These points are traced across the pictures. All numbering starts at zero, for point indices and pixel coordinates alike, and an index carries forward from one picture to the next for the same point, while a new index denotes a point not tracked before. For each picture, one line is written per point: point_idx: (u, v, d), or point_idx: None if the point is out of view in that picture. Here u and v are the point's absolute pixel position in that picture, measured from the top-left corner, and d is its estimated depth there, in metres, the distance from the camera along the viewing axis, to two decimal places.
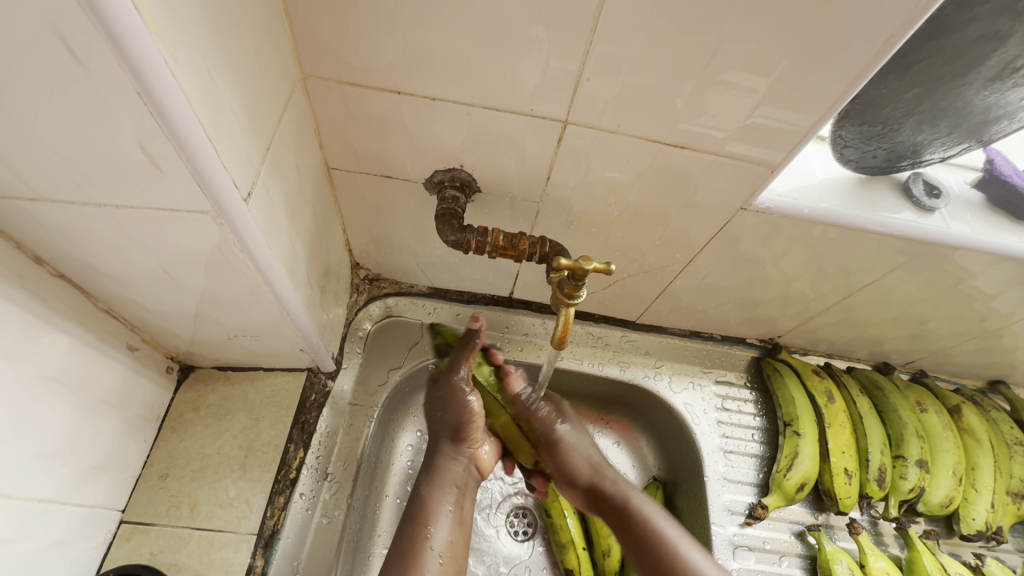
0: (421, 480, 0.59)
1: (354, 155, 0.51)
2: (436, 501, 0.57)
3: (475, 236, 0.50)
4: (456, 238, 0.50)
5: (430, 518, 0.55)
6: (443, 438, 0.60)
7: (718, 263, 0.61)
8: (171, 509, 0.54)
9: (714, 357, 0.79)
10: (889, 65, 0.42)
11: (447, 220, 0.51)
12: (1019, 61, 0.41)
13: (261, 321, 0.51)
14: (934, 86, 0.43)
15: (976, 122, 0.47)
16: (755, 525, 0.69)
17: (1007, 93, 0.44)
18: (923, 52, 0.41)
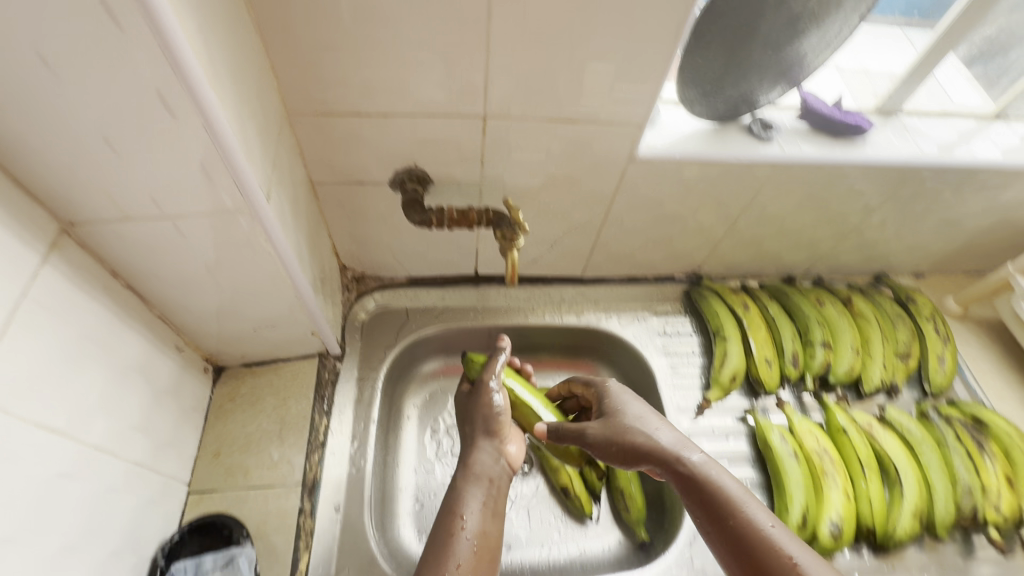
0: (458, 474, 0.69)
1: (332, 169, 0.66)
2: (468, 493, 0.65)
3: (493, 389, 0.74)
4: (492, 398, 0.73)
5: (460, 505, 0.64)
6: (478, 432, 0.72)
7: (629, 211, 0.78)
8: (228, 476, 0.66)
9: (652, 295, 0.96)
10: (696, 43, 0.60)
11: (479, 397, 0.75)
12: (783, 25, 0.59)
13: (280, 308, 0.65)
14: (734, 51, 0.61)
15: (778, 69, 0.65)
16: (704, 416, 0.84)
17: (786, 47, 0.62)
18: (715, 31, 0.59)
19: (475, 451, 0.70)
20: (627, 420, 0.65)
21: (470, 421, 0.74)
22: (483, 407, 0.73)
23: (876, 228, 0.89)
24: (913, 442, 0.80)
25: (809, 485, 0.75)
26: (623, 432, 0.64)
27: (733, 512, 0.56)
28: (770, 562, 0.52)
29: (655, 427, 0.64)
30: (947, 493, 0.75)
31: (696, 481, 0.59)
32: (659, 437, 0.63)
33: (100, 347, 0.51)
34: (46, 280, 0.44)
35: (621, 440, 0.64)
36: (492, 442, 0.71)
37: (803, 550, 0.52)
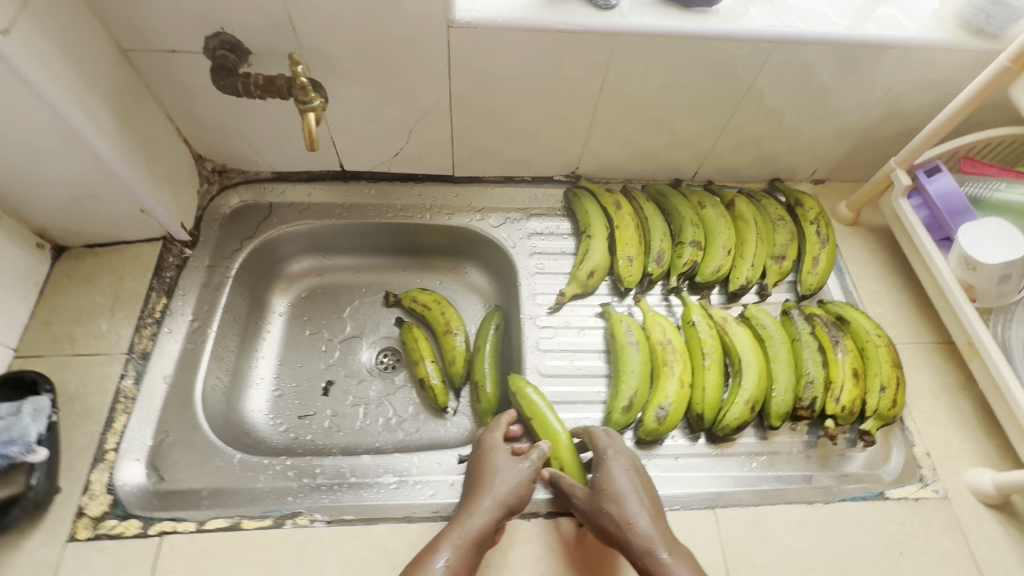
0: (450, 523, 0.57)
1: (135, 32, 0.64)
2: (452, 537, 0.55)
3: (539, 455, 0.63)
4: (519, 465, 0.62)
5: (438, 547, 0.54)
6: (486, 471, 0.62)
7: (475, 93, 0.75)
8: (55, 344, 0.68)
9: (529, 196, 0.93)
10: None
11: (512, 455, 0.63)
12: None
13: (91, 175, 0.65)
14: None
15: None
16: (560, 311, 0.83)
17: None
18: None
19: (476, 509, 0.57)
20: (617, 495, 0.59)
21: (475, 467, 0.64)
22: (509, 474, 0.61)
23: (755, 122, 0.85)
24: (766, 337, 0.79)
25: (646, 375, 0.75)
26: (603, 506, 0.59)
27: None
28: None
29: (642, 511, 0.58)
30: (788, 385, 0.74)
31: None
32: (642, 526, 0.56)
33: None
34: None
35: (599, 516, 0.59)
36: (501, 512, 0.58)
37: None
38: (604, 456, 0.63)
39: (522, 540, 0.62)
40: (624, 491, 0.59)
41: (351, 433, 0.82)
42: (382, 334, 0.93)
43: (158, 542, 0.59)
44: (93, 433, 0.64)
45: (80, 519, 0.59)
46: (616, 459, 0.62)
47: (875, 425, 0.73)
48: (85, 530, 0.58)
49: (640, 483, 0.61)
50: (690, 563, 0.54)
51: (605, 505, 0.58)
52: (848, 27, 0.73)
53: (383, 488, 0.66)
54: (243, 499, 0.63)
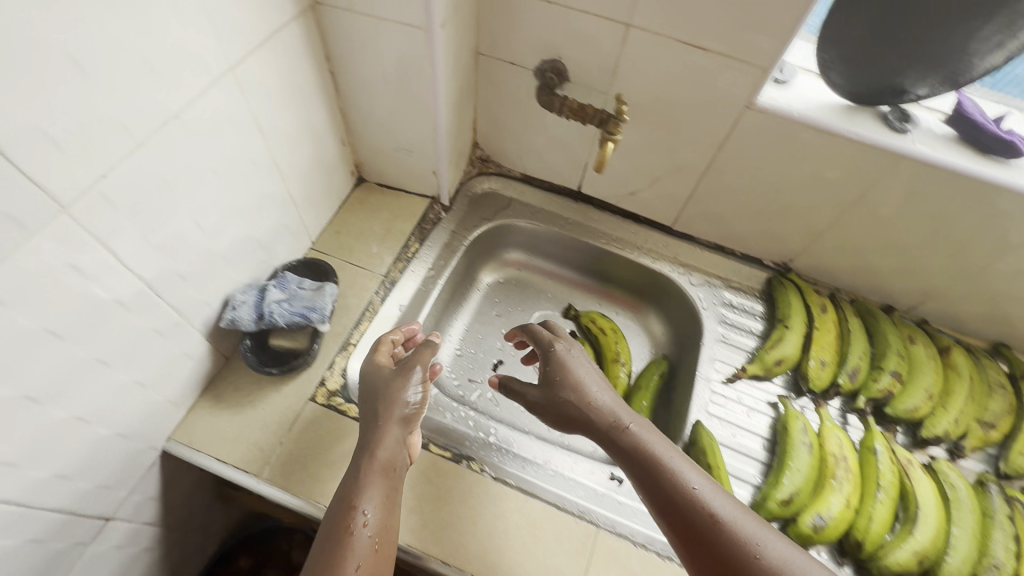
0: (359, 459, 0.60)
1: (494, 43, 0.80)
2: (368, 480, 0.58)
3: (416, 372, 0.67)
4: (411, 389, 0.66)
5: (358, 496, 0.56)
6: (374, 404, 0.65)
7: (735, 167, 0.82)
8: (338, 249, 0.86)
9: (734, 269, 0.97)
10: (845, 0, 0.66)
11: (403, 377, 0.67)
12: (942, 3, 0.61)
13: (418, 137, 0.81)
14: (882, 16, 0.65)
15: (930, 56, 0.66)
16: (735, 384, 0.86)
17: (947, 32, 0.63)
18: None
19: (381, 437, 0.62)
20: (569, 380, 0.70)
21: (373, 398, 0.66)
22: (397, 397, 0.65)
23: (1009, 281, 0.81)
24: (952, 498, 0.74)
25: (811, 480, 0.74)
26: (559, 394, 0.69)
27: (673, 478, 0.59)
28: (708, 525, 0.55)
29: (596, 386, 0.69)
30: (969, 557, 0.69)
31: (638, 456, 0.62)
32: (597, 396, 0.68)
33: (301, 98, 0.70)
34: (290, 29, 0.63)
35: (558, 402, 0.69)
36: (399, 428, 0.63)
37: (742, 517, 0.56)
38: (551, 348, 0.75)
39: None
40: (579, 378, 0.70)
41: (506, 412, 0.91)
42: None
43: None
44: (345, 326, 0.79)
45: (320, 388, 0.73)
46: (561, 347, 0.74)
47: None
48: (322, 397, 0.73)
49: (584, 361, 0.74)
50: (643, 423, 0.65)
51: (562, 391, 0.69)
52: None
53: (540, 469, 0.73)
54: (430, 426, 0.74)
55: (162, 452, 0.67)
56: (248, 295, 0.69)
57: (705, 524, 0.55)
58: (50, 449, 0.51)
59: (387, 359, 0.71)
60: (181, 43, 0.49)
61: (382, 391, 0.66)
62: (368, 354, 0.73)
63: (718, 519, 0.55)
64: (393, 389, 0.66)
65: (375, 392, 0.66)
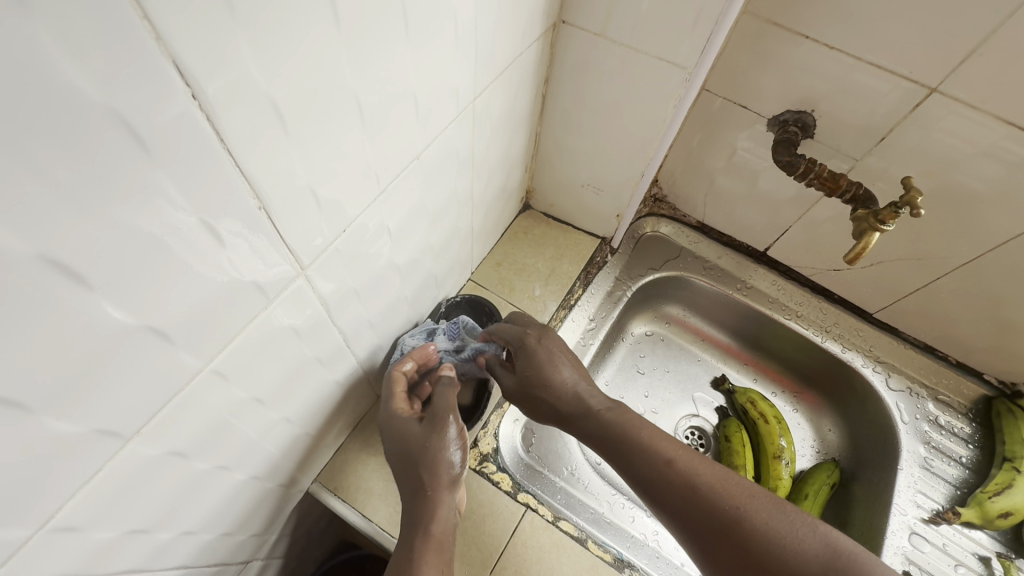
0: (407, 542, 0.46)
1: (729, 81, 0.68)
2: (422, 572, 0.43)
3: (453, 425, 0.51)
4: (451, 445, 0.50)
5: None
6: (415, 470, 0.49)
7: (1002, 270, 0.66)
8: (499, 285, 0.78)
9: (942, 377, 0.81)
10: None
11: (435, 435, 0.50)
12: None
13: (617, 177, 0.71)
14: None
15: None
16: (939, 527, 0.71)
17: None
18: None
19: (424, 509, 0.47)
20: (543, 375, 0.56)
21: (405, 465, 0.50)
22: (439, 454, 0.49)
23: None
24: None
25: None
26: (533, 385, 0.56)
27: (653, 460, 0.49)
28: (719, 508, 0.45)
29: (567, 374, 0.56)
30: None
31: (635, 457, 0.50)
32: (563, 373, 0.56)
33: (513, 125, 0.61)
34: (532, 50, 0.54)
35: (534, 395, 0.57)
36: (452, 495, 0.48)
37: (751, 494, 0.46)
38: (525, 342, 0.58)
39: None
40: (546, 364, 0.56)
41: None
42: (699, 413, 0.89)
43: (522, 513, 0.62)
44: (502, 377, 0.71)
45: (474, 448, 0.66)
46: (539, 338, 0.58)
47: None
48: (475, 460, 0.65)
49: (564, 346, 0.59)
50: (619, 405, 0.54)
51: (540, 385, 0.56)
52: None
53: None
54: (587, 516, 0.64)
55: (306, 493, 0.61)
56: (416, 338, 0.61)
57: (717, 513, 0.45)
58: (228, 509, 0.45)
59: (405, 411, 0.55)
60: (447, 70, 0.40)
61: (410, 453, 0.50)
62: (386, 403, 0.56)
63: (735, 507, 0.44)
64: (426, 445, 0.49)
65: (408, 458, 0.50)
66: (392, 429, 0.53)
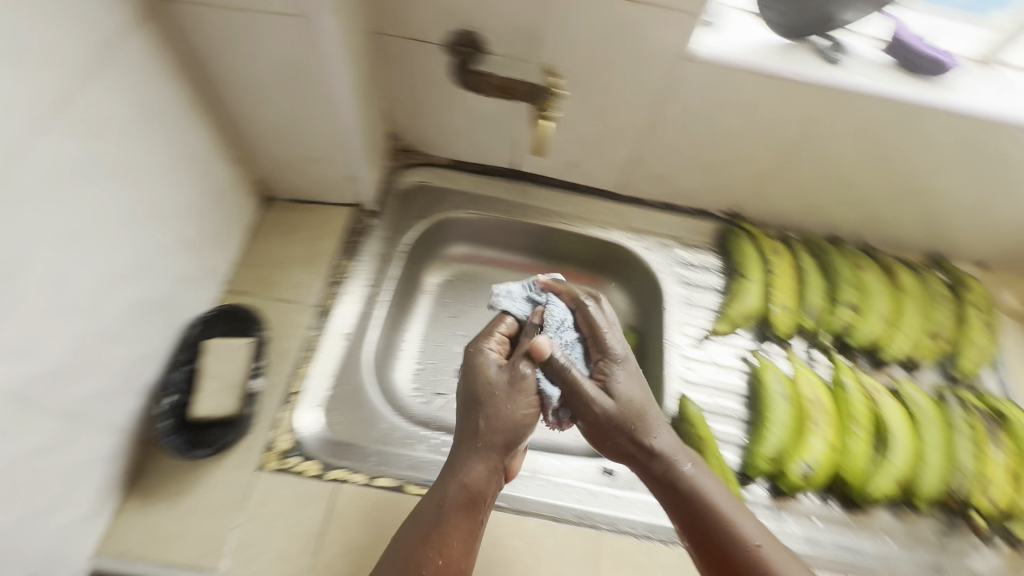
0: (442, 505, 0.54)
1: (394, 19, 0.69)
2: (451, 522, 0.53)
3: (528, 399, 0.59)
4: (500, 385, 0.59)
5: (443, 540, 0.52)
6: (489, 442, 0.56)
7: (676, 122, 0.77)
8: (258, 286, 0.74)
9: (685, 225, 0.94)
10: None
11: (479, 373, 0.60)
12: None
13: (326, 142, 0.71)
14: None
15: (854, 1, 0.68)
16: (706, 346, 0.84)
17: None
18: None
19: (468, 454, 0.56)
20: (618, 421, 0.59)
21: (484, 423, 0.57)
22: (503, 408, 0.57)
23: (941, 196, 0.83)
24: (917, 414, 0.77)
25: (792, 428, 0.75)
26: (613, 422, 0.59)
27: (690, 499, 0.57)
28: (688, 496, 0.57)
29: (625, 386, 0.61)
30: (938, 470, 0.73)
31: (686, 496, 0.57)
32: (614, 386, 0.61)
33: (168, 121, 0.57)
34: (133, 37, 0.50)
35: (597, 420, 0.60)
36: (496, 458, 0.56)
37: (738, 512, 0.56)
38: (577, 387, 0.60)
39: (661, 564, 0.64)
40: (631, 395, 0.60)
41: None
42: None
43: (334, 488, 0.63)
44: (282, 375, 0.69)
45: (270, 451, 0.64)
46: (648, 419, 0.59)
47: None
48: (273, 462, 0.64)
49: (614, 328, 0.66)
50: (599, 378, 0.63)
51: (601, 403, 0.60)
52: None
53: (530, 481, 0.69)
54: (404, 463, 0.68)
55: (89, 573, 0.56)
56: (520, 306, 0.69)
57: (699, 501, 0.56)
58: None
59: (496, 366, 0.60)
60: None
61: (472, 391, 0.58)
62: (468, 372, 0.61)
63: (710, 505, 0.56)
64: (506, 409, 0.57)
65: (499, 429, 0.57)
66: (478, 397, 0.58)
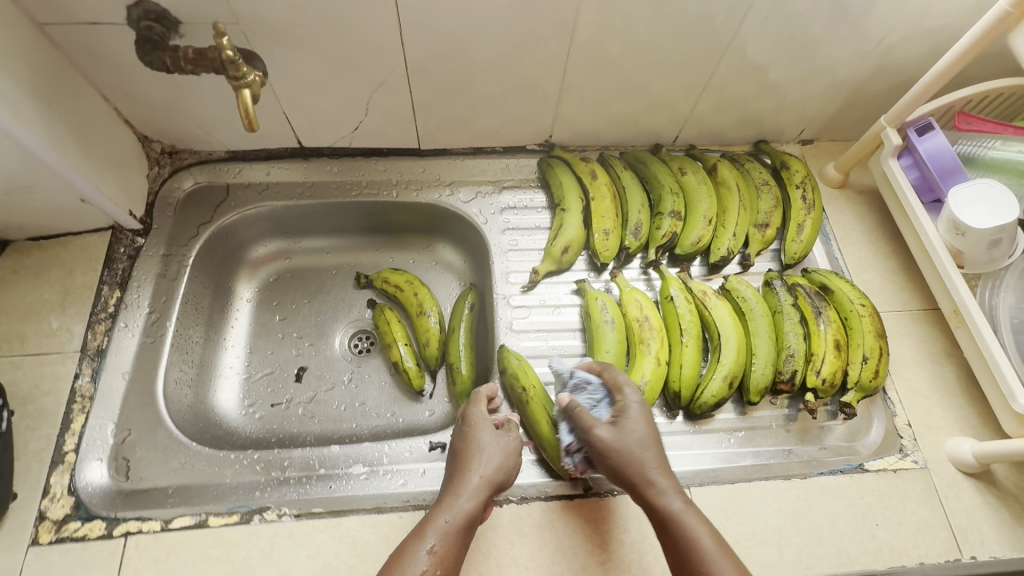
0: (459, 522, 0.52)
1: (49, 4, 0.58)
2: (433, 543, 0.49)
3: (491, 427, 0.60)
4: (503, 435, 0.59)
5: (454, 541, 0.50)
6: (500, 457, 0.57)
7: (432, 58, 0.70)
8: (4, 344, 0.66)
9: (500, 167, 0.88)
10: None
11: (488, 425, 0.60)
12: None
13: (17, 166, 0.60)
14: None
15: None
16: (535, 290, 0.80)
17: None
18: None
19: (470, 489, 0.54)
20: (611, 458, 0.55)
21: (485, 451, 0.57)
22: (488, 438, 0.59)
23: (737, 81, 0.79)
24: (746, 310, 0.76)
25: (622, 354, 0.73)
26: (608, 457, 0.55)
27: (659, 522, 0.51)
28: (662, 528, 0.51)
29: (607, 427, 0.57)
30: (768, 359, 0.72)
31: (662, 523, 0.51)
32: (623, 424, 0.56)
33: None
34: None
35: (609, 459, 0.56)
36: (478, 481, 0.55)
37: (701, 533, 0.49)
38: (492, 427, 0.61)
39: (493, 526, 0.62)
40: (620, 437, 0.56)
41: (326, 420, 0.81)
42: (355, 317, 0.90)
43: (123, 543, 0.57)
44: (48, 435, 0.62)
45: (42, 523, 0.58)
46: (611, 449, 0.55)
47: (855, 397, 0.72)
48: (47, 534, 0.57)
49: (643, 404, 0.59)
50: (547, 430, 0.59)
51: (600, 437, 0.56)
52: None
53: (353, 476, 0.65)
54: (207, 496, 0.62)
55: None
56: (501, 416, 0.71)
57: (664, 523, 0.51)
58: None
59: (479, 410, 0.62)
60: None
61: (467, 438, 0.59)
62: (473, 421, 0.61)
63: (675, 517, 0.50)
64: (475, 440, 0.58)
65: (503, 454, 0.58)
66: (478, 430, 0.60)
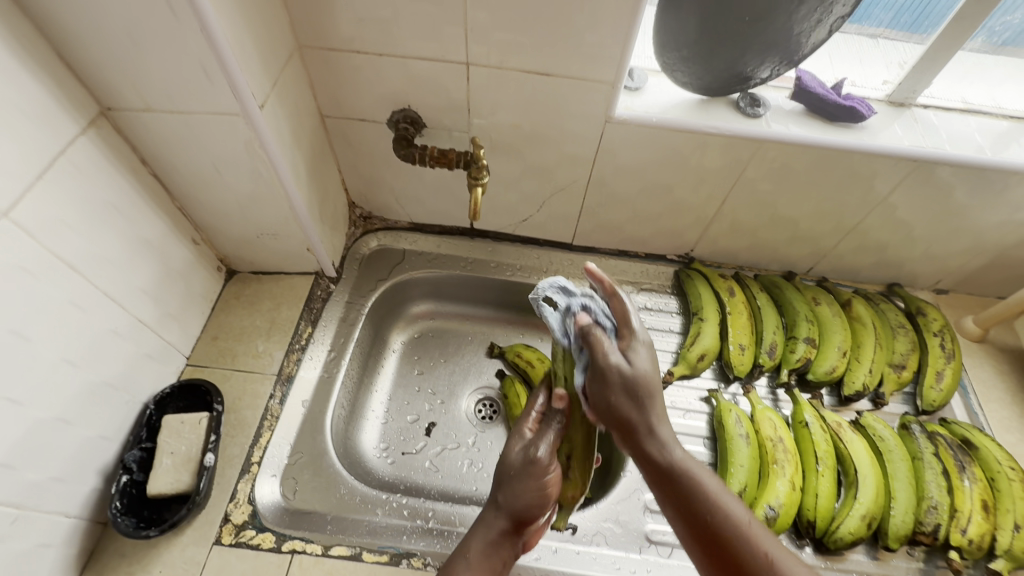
0: (477, 542, 0.59)
1: (338, 104, 0.75)
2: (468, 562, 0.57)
3: (541, 457, 0.62)
4: (545, 478, 0.61)
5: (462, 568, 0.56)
6: (524, 489, 0.61)
7: (614, 175, 0.81)
8: (220, 357, 0.77)
9: (640, 270, 0.97)
10: (685, 45, 0.67)
11: (532, 470, 0.62)
12: (749, 68, 0.69)
13: (279, 219, 0.74)
14: (709, 60, 0.68)
15: (739, 83, 0.71)
16: (666, 390, 0.85)
17: (759, 72, 0.70)
18: (700, 36, 0.65)
19: (496, 529, 0.59)
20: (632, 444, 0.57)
21: (510, 489, 0.61)
22: (524, 483, 0.61)
23: (884, 230, 0.85)
24: (883, 449, 0.76)
25: (755, 470, 0.74)
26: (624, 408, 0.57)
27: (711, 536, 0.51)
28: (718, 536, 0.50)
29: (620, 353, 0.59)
30: (908, 506, 0.71)
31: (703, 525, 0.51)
32: (661, 434, 0.56)
33: (121, 214, 0.62)
34: (79, 143, 0.55)
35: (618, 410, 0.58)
36: (506, 521, 0.60)
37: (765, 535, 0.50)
38: (529, 453, 0.63)
39: None
40: (658, 437, 0.56)
41: (449, 476, 0.85)
42: (484, 382, 0.96)
43: (289, 560, 0.63)
44: (242, 445, 0.71)
45: (226, 524, 0.65)
46: (615, 370, 0.58)
47: (1006, 567, 0.69)
48: (229, 535, 0.64)
49: (641, 314, 0.63)
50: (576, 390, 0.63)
51: (606, 361, 0.58)
52: (994, 151, 0.73)
53: None
54: (361, 531, 0.67)
55: None
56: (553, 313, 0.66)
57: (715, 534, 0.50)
58: None
59: (520, 445, 0.65)
60: None
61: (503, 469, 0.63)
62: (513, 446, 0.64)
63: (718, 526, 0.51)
64: (515, 475, 0.62)
65: (540, 497, 0.61)
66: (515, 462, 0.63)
